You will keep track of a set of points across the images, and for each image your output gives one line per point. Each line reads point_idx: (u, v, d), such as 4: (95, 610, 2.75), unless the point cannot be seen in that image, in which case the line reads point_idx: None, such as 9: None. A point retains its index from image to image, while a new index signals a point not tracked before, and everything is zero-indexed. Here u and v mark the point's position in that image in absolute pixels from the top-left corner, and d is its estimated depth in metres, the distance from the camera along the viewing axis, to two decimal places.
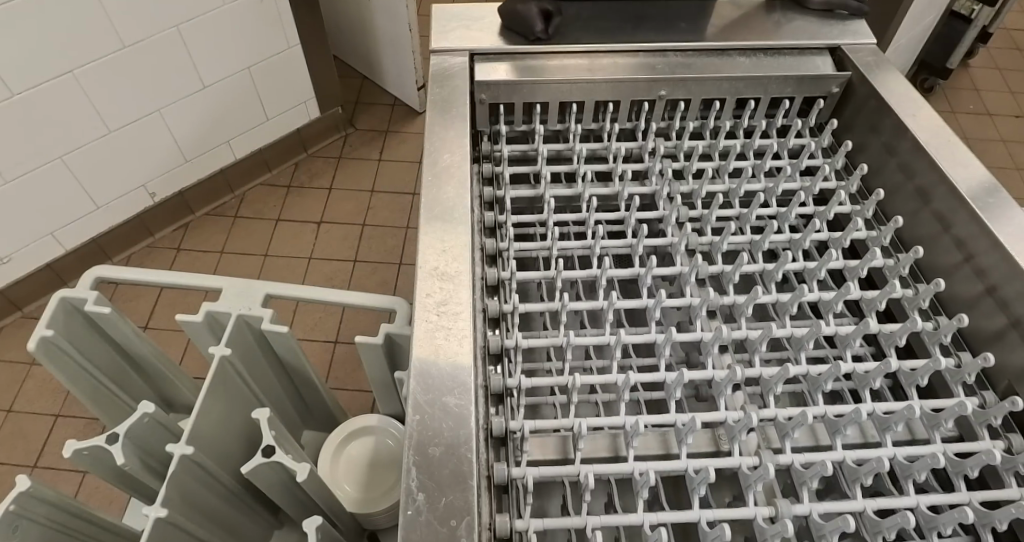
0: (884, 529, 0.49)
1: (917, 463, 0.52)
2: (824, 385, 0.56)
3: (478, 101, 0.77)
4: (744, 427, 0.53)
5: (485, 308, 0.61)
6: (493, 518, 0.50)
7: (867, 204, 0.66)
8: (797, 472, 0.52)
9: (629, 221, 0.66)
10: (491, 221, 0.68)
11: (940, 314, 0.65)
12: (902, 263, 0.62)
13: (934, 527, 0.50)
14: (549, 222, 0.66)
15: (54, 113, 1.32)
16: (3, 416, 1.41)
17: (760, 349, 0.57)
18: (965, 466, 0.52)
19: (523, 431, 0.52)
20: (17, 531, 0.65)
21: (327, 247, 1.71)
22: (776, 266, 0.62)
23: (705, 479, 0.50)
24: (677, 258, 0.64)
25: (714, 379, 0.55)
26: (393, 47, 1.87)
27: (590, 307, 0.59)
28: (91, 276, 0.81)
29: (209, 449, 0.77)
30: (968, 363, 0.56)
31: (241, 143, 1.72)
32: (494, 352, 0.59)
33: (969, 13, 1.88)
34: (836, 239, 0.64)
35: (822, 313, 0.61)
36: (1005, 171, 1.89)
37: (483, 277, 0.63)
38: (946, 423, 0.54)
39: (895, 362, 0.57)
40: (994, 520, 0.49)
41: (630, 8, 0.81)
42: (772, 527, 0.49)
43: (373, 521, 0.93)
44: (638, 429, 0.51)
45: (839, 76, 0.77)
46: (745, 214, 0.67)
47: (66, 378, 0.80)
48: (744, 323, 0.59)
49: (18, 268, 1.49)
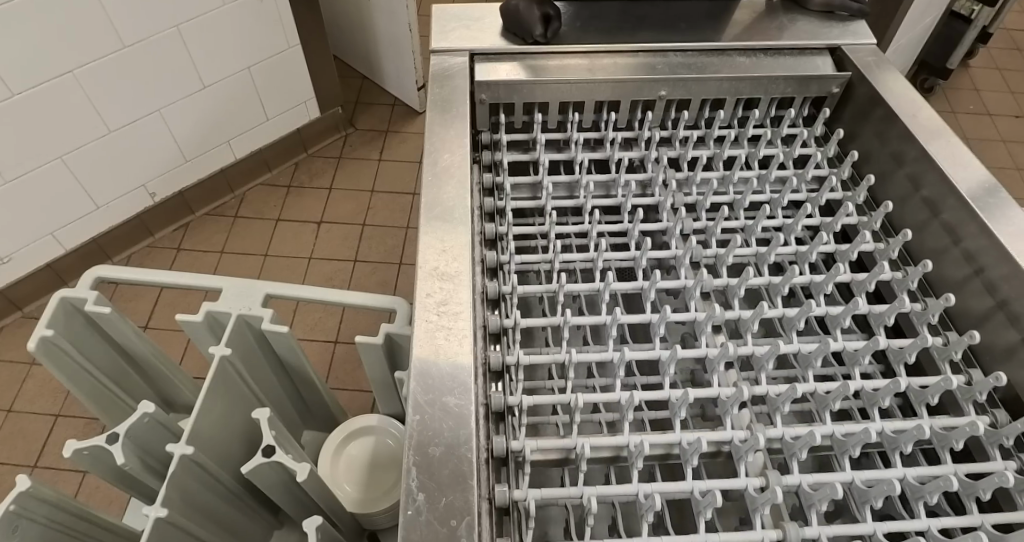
0: (849, 447, 0.53)
1: (880, 390, 0.54)
2: (798, 321, 0.58)
3: (478, 101, 0.77)
4: (735, 402, 0.53)
5: (484, 259, 0.64)
6: (491, 470, 0.52)
7: (859, 190, 0.67)
8: (774, 399, 0.54)
9: (624, 205, 0.68)
10: (490, 182, 0.72)
11: (909, 263, 0.68)
12: (875, 218, 0.65)
13: (920, 496, 0.51)
14: (546, 206, 0.68)
15: (54, 113, 1.32)
16: (3, 416, 1.41)
17: (738, 293, 0.61)
18: (926, 394, 0.55)
19: (519, 364, 0.55)
20: (17, 531, 0.65)
21: (327, 247, 1.71)
22: (755, 222, 0.65)
23: (685, 399, 0.53)
24: (663, 216, 0.68)
25: (707, 356, 0.56)
26: (393, 48, 1.87)
27: (587, 289, 0.60)
28: (92, 277, 0.81)
29: (210, 448, 0.77)
30: (932, 303, 0.59)
31: (241, 143, 1.72)
32: (492, 297, 0.61)
33: (970, 13, 1.89)
34: (828, 225, 0.65)
35: (797, 262, 0.64)
36: (1005, 171, 1.90)
37: (483, 232, 0.66)
38: (911, 357, 0.57)
39: (864, 305, 0.60)
40: (951, 440, 0.52)
41: (631, 8, 0.81)
42: (762, 495, 0.50)
43: (373, 521, 0.93)
44: (624, 358, 0.55)
45: (839, 76, 0.77)
46: (739, 200, 0.68)
47: (65, 379, 0.81)
48: (724, 272, 0.63)
49: (17, 268, 1.49)
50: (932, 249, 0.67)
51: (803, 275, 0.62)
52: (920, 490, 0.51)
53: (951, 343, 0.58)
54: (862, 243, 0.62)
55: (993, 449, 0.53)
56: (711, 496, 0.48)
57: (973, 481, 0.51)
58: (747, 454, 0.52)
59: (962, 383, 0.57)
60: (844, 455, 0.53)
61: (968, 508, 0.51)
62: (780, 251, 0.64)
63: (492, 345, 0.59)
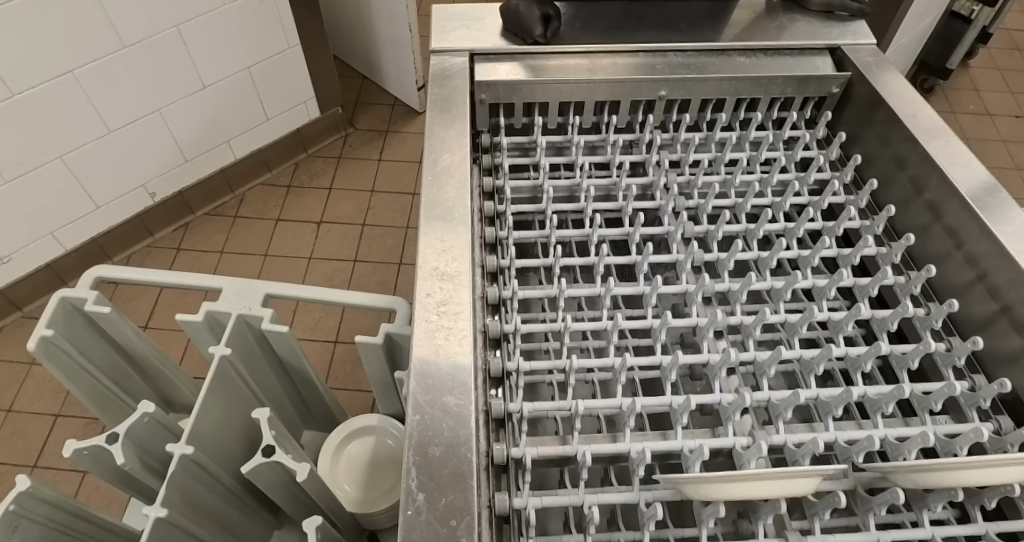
0: (813, 365, 0.56)
1: (843, 317, 0.58)
2: (771, 261, 0.62)
3: (478, 101, 0.77)
4: (711, 327, 0.56)
5: (484, 209, 0.68)
6: (492, 480, 0.51)
7: (832, 147, 0.72)
8: (745, 326, 0.57)
9: (624, 206, 0.67)
10: (489, 142, 0.78)
11: (876, 210, 0.72)
12: (846, 171, 0.69)
13: (879, 408, 0.54)
14: (548, 212, 0.66)
15: (52, 114, 1.32)
16: (4, 416, 1.41)
17: (717, 237, 0.65)
18: (887, 322, 0.58)
19: (513, 297, 0.59)
20: (17, 531, 0.65)
21: (327, 246, 1.71)
22: (744, 200, 0.67)
23: (665, 324, 0.56)
24: (650, 171, 0.72)
25: (687, 291, 0.60)
26: (393, 47, 1.87)
27: (578, 237, 0.65)
28: (92, 276, 0.81)
29: (209, 447, 0.77)
30: (895, 245, 0.62)
31: (241, 143, 1.72)
32: (489, 242, 0.66)
33: (969, 13, 1.89)
34: (803, 178, 0.69)
35: (772, 211, 0.67)
36: (1006, 171, 1.89)
37: (481, 185, 0.71)
38: (873, 292, 0.60)
39: (833, 249, 0.63)
40: (908, 360, 0.56)
41: (631, 8, 0.81)
42: (733, 404, 0.53)
43: (373, 521, 0.93)
44: (611, 292, 0.59)
45: (839, 76, 0.77)
46: (729, 179, 0.70)
47: (65, 377, 0.81)
48: (705, 220, 0.66)
49: (18, 268, 1.49)
50: (936, 257, 0.66)
51: (777, 223, 0.66)
52: (878, 402, 0.54)
53: (910, 280, 0.61)
54: (832, 192, 0.66)
55: (947, 369, 0.57)
56: (686, 400, 0.51)
57: (926, 395, 0.54)
58: (723, 371, 0.54)
59: (921, 314, 0.60)
60: (809, 374, 0.56)
61: (921, 419, 0.54)
62: (756, 202, 0.68)
63: (489, 284, 0.63)
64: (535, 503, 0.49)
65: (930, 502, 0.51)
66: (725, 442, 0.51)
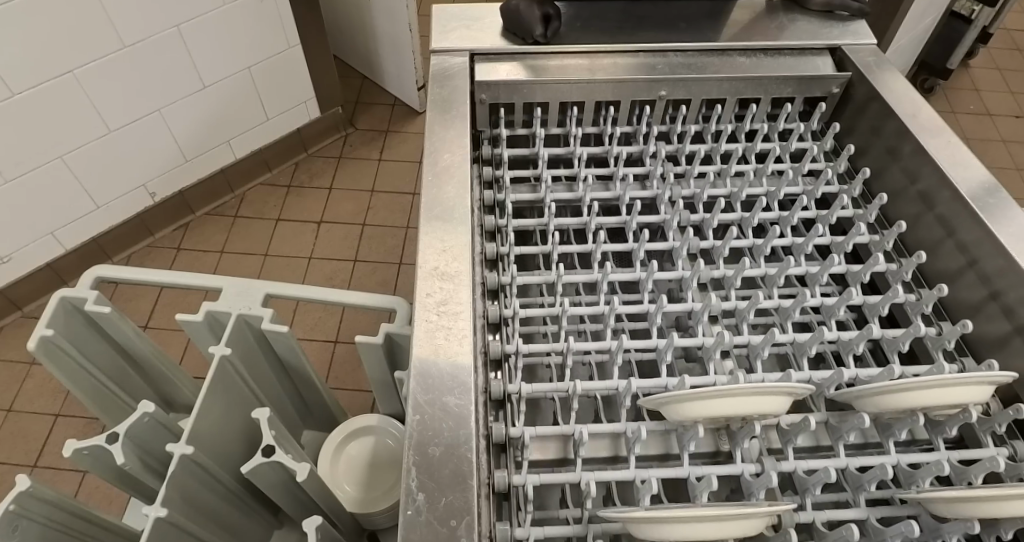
0: (790, 311, 0.58)
1: (818, 270, 0.60)
2: (753, 221, 0.65)
3: (478, 101, 0.77)
4: (694, 278, 0.59)
5: (481, 174, 0.72)
6: (492, 473, 0.51)
7: (813, 119, 0.75)
8: (726, 278, 0.60)
9: (623, 198, 0.68)
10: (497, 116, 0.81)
11: (854, 175, 0.74)
12: (826, 140, 0.72)
13: (850, 348, 0.56)
14: (549, 225, 0.64)
15: (51, 113, 1.32)
16: (4, 415, 1.41)
17: (703, 198, 0.67)
18: (860, 272, 0.60)
19: (511, 251, 0.63)
20: (17, 531, 0.65)
21: (327, 246, 1.71)
22: (729, 165, 0.70)
23: (651, 275, 0.58)
24: (646, 161, 0.73)
25: (672, 247, 0.63)
26: (393, 46, 1.87)
27: (576, 223, 0.66)
28: (91, 276, 0.81)
29: (210, 444, 0.77)
30: (870, 205, 0.65)
31: (241, 143, 1.72)
32: (488, 205, 0.69)
33: (970, 13, 1.88)
34: (784, 146, 0.72)
35: (754, 174, 0.70)
36: (1006, 171, 1.89)
37: (480, 152, 0.76)
38: (848, 250, 0.62)
39: (811, 211, 0.65)
40: (878, 307, 0.58)
41: (631, 8, 0.81)
42: (712, 344, 0.55)
43: (373, 521, 0.93)
44: (600, 246, 0.62)
45: (839, 76, 0.76)
46: (715, 146, 0.72)
47: (65, 377, 0.81)
48: (691, 182, 0.69)
49: (17, 268, 1.49)
50: (938, 262, 0.65)
51: (758, 187, 0.69)
52: (848, 342, 0.56)
53: (883, 236, 0.63)
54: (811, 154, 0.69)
55: (915, 317, 0.59)
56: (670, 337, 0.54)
57: (894, 338, 0.56)
58: (704, 317, 0.57)
59: (893, 267, 0.62)
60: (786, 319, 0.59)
61: (890, 360, 0.56)
62: (740, 167, 0.70)
63: (489, 270, 0.64)
64: (533, 479, 0.49)
65: (895, 431, 0.52)
66: (706, 380, 0.53)
